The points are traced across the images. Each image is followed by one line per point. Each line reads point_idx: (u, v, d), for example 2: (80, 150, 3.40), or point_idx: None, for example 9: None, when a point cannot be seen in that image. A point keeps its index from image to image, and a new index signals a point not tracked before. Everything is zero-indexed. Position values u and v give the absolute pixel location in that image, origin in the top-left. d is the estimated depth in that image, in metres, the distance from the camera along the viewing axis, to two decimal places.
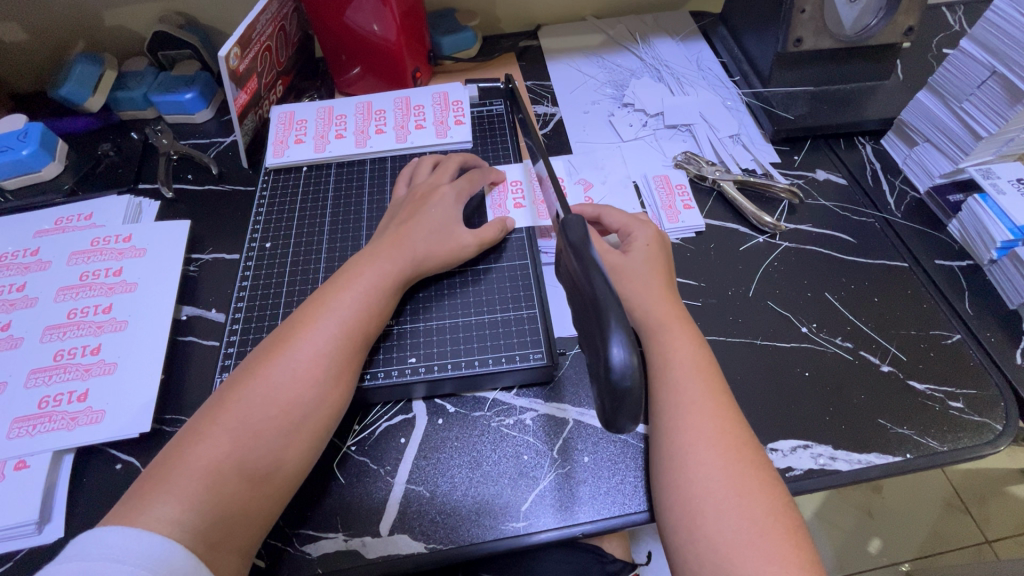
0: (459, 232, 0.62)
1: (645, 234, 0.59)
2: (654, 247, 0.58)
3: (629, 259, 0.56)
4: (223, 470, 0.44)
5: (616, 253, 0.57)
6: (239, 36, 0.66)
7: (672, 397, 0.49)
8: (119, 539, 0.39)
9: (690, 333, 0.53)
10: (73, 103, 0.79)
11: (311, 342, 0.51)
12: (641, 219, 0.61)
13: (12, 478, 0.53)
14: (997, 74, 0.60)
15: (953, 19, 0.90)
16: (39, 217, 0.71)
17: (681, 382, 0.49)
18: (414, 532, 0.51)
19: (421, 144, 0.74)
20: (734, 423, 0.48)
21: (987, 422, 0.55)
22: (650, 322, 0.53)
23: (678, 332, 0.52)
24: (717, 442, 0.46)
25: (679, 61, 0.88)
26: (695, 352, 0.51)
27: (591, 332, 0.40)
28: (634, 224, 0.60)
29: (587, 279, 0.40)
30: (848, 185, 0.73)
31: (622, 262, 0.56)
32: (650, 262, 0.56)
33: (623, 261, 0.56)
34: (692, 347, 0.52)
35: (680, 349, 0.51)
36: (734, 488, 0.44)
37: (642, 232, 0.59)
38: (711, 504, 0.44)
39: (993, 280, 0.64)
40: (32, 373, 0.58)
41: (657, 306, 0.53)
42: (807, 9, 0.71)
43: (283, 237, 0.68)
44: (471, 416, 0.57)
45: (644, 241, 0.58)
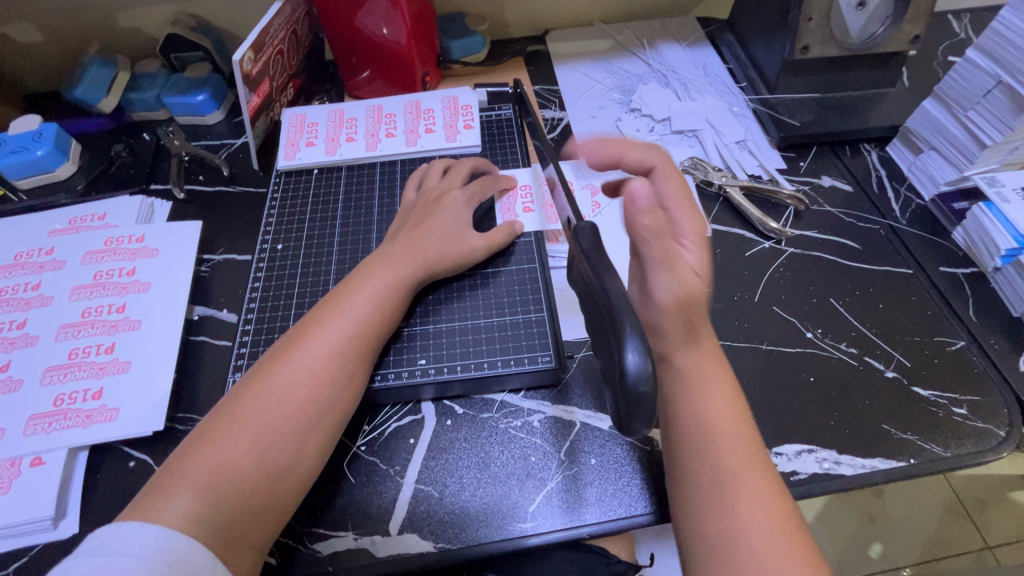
0: (468, 235, 0.62)
1: (693, 227, 0.52)
2: (703, 247, 0.52)
3: (682, 281, 0.50)
4: (240, 467, 0.45)
5: (667, 268, 0.51)
6: (252, 40, 0.67)
7: (704, 440, 0.46)
8: (138, 535, 0.40)
9: (724, 381, 0.50)
10: (87, 104, 0.80)
11: (324, 340, 0.52)
12: (695, 219, 0.52)
13: (28, 474, 0.53)
14: (1003, 83, 0.61)
15: (958, 26, 0.90)
16: (53, 216, 0.71)
17: (714, 430, 0.47)
18: (422, 532, 0.52)
19: (430, 147, 0.75)
20: (764, 459, 0.46)
21: (990, 428, 0.55)
22: (690, 371, 0.50)
23: (714, 378, 0.50)
24: (751, 480, 0.44)
25: (686, 67, 0.89)
26: (728, 399, 0.49)
27: (605, 338, 0.41)
28: (688, 228, 0.52)
29: (601, 284, 0.41)
30: (854, 191, 0.74)
31: (675, 288, 0.50)
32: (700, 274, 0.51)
33: (676, 283, 0.50)
34: (727, 394, 0.49)
35: (714, 399, 0.49)
36: (776, 526, 0.41)
37: (695, 242, 0.51)
38: (754, 546, 0.41)
39: (997, 287, 0.64)
40: (47, 371, 0.59)
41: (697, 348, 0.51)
42: (814, 16, 0.71)
43: (294, 238, 0.69)
44: (480, 417, 0.58)
45: (697, 252, 0.51)
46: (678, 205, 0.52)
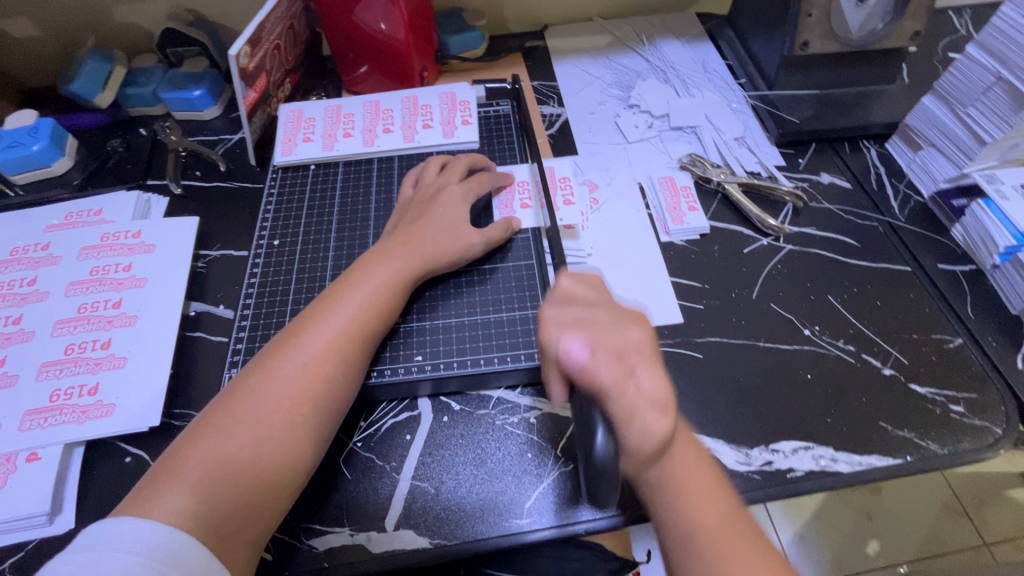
0: (466, 231, 0.62)
1: (646, 361, 0.45)
2: (657, 369, 0.45)
3: (651, 424, 0.43)
4: (236, 462, 0.45)
5: (629, 421, 0.42)
6: (249, 35, 0.66)
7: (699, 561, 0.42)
8: (133, 531, 0.40)
9: (706, 476, 0.46)
10: (83, 99, 0.79)
11: (321, 335, 0.51)
12: (640, 345, 0.46)
13: (24, 469, 0.53)
14: (1003, 80, 0.61)
15: (959, 23, 0.90)
16: (49, 212, 0.71)
17: (701, 546, 0.43)
18: (418, 528, 0.52)
19: (428, 143, 0.74)
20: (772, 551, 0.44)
21: (987, 425, 0.55)
22: (663, 483, 0.45)
23: (694, 482, 0.45)
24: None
25: (685, 64, 0.89)
26: (716, 503, 0.45)
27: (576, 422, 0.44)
28: (635, 355, 0.45)
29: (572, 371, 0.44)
30: (852, 188, 0.74)
31: (652, 435, 0.43)
32: (668, 407, 0.44)
33: (647, 434, 0.43)
34: (710, 490, 0.45)
35: (704, 512, 0.44)
36: None
37: (647, 368, 0.45)
38: None
39: (996, 284, 0.64)
40: (43, 367, 0.59)
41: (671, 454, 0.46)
42: (814, 12, 0.71)
43: (290, 234, 0.69)
44: (476, 413, 0.58)
45: (656, 379, 0.44)
46: (619, 333, 0.47)
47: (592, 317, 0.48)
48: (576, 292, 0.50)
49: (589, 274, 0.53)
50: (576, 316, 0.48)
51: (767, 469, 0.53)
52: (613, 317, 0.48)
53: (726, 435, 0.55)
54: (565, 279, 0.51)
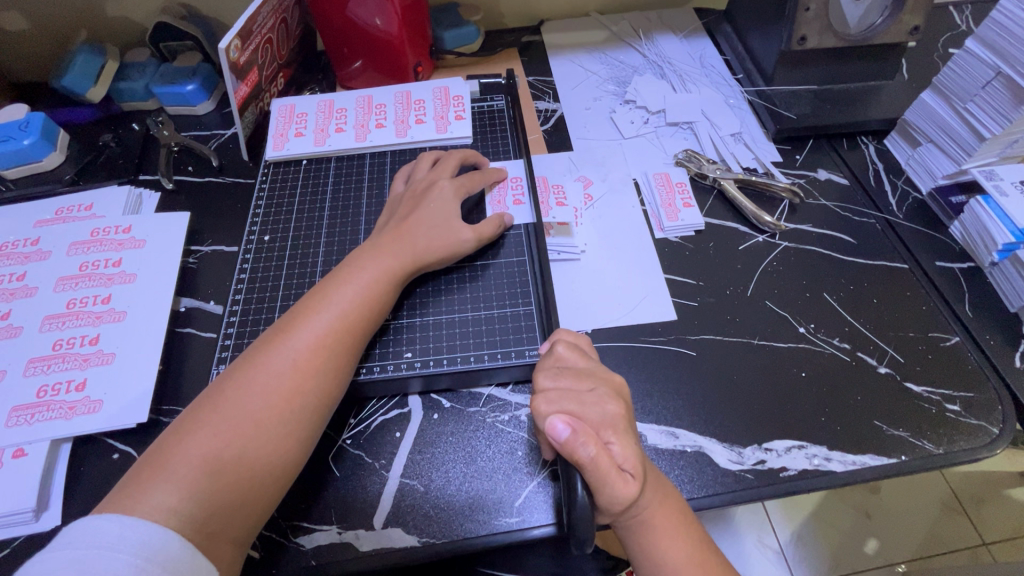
0: (458, 226, 0.61)
1: (621, 435, 0.47)
2: (630, 440, 0.47)
3: (619, 490, 0.44)
4: (223, 459, 0.45)
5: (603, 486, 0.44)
6: (239, 28, 0.66)
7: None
8: (115, 527, 0.39)
9: (680, 519, 0.47)
10: (75, 93, 0.79)
11: (310, 331, 0.51)
12: (615, 418, 0.47)
13: (10, 466, 0.53)
14: (1002, 75, 0.60)
15: (960, 18, 0.89)
16: (40, 206, 0.71)
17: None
18: (407, 526, 0.51)
19: (420, 138, 0.74)
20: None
21: (983, 425, 0.55)
22: (636, 527, 0.47)
23: (666, 526, 0.47)
24: None
25: (682, 59, 0.88)
26: (686, 544, 0.47)
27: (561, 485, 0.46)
28: (609, 429, 0.47)
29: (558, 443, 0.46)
30: (850, 185, 0.73)
31: (619, 501, 0.45)
32: (637, 475, 0.45)
33: (614, 499, 0.44)
34: (681, 532, 0.47)
35: (671, 549, 0.47)
36: None
37: (620, 439, 0.46)
38: None
39: (993, 282, 0.63)
40: (31, 362, 0.59)
41: (642, 503, 0.46)
42: (812, 7, 0.70)
43: (281, 230, 0.68)
44: (467, 411, 0.58)
45: (627, 450, 0.46)
46: (595, 407, 0.48)
47: (575, 389, 0.49)
48: (569, 360, 0.51)
49: (581, 341, 0.54)
50: (561, 388, 0.49)
51: (760, 467, 0.53)
52: (595, 388, 0.49)
53: (718, 433, 0.55)
54: (559, 346, 0.52)
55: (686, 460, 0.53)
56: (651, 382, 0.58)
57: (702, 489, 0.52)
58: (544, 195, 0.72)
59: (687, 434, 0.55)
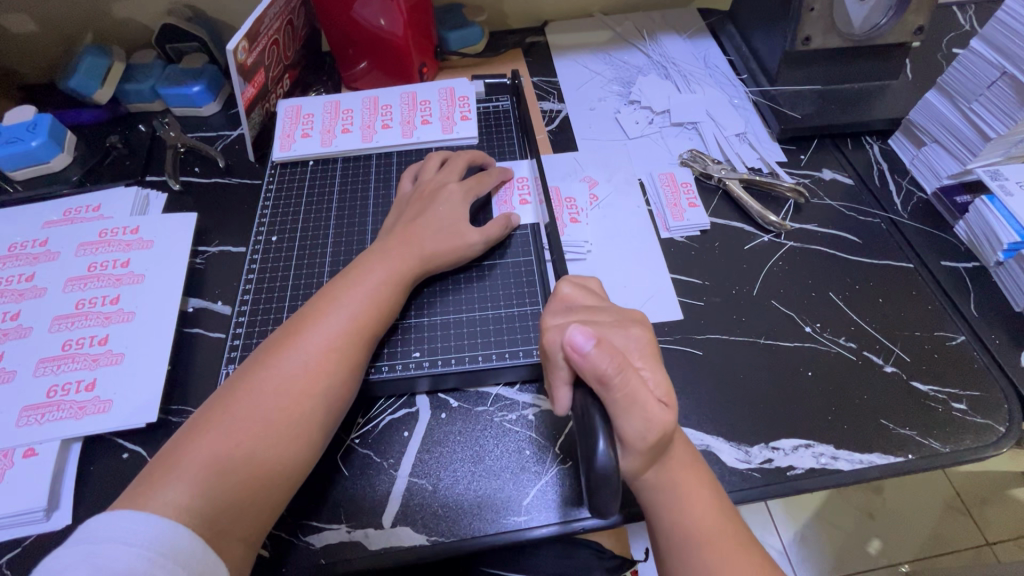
0: (466, 229, 0.62)
1: (647, 360, 0.47)
2: (657, 366, 0.47)
3: (655, 416, 0.44)
4: (236, 459, 0.45)
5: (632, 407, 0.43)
6: (247, 29, 0.66)
7: (691, 556, 0.44)
8: (127, 522, 0.39)
9: (701, 479, 0.48)
10: (82, 95, 0.79)
11: (321, 333, 0.51)
12: (640, 344, 0.48)
13: (21, 465, 0.53)
14: (1007, 75, 0.60)
15: (963, 18, 0.89)
16: (49, 208, 0.71)
17: (692, 543, 0.45)
18: (416, 525, 0.51)
19: (427, 139, 0.74)
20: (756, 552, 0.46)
21: (989, 423, 0.55)
22: (661, 486, 0.46)
23: (689, 484, 0.47)
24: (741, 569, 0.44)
25: (686, 59, 0.88)
26: (709, 502, 0.46)
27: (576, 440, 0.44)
28: (636, 353, 0.47)
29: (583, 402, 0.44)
30: (855, 184, 0.73)
31: (655, 426, 0.44)
32: (669, 402, 0.45)
33: (650, 421, 0.43)
34: (703, 498, 0.47)
35: (695, 506, 0.46)
36: None
37: (648, 364, 0.47)
38: None
39: (999, 283, 0.64)
40: (40, 363, 0.59)
41: (668, 455, 0.47)
42: (816, 7, 0.71)
43: (289, 229, 0.68)
44: (474, 410, 0.58)
45: (656, 376, 0.46)
46: (620, 333, 0.48)
47: (594, 319, 0.49)
48: (578, 299, 0.52)
49: (590, 282, 0.54)
50: (584, 317, 0.49)
51: (767, 466, 0.53)
52: (617, 319, 0.49)
53: (725, 432, 0.55)
54: (568, 286, 0.53)
55: None
56: None
57: None
58: (558, 209, 0.71)
59: (694, 434, 0.55)
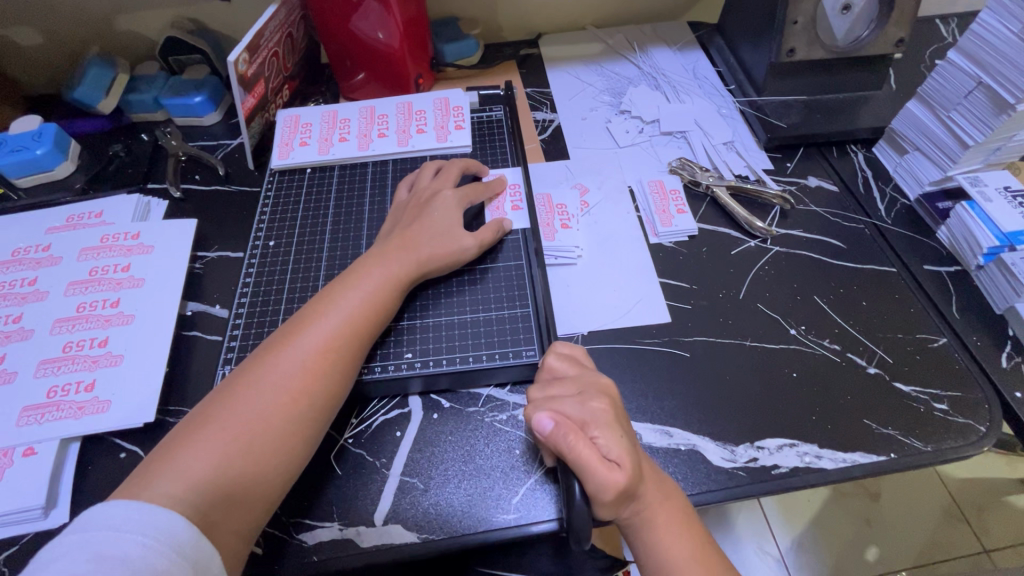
0: (459, 234, 0.63)
1: (606, 429, 0.48)
2: (616, 433, 0.48)
3: (606, 478, 0.45)
4: (231, 454, 0.46)
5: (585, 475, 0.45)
6: (247, 42, 0.68)
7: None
8: (121, 511, 0.40)
9: (677, 511, 0.48)
10: (87, 105, 0.81)
11: (317, 334, 0.53)
12: (599, 414, 0.49)
13: (21, 464, 0.54)
14: (983, 85, 0.62)
15: (946, 31, 0.91)
16: (52, 214, 0.73)
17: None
18: (407, 523, 0.52)
19: (421, 148, 0.76)
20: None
21: (971, 423, 0.56)
22: (642, 523, 0.48)
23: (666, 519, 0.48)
24: None
25: (675, 70, 0.90)
26: (689, 541, 0.48)
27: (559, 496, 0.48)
28: (594, 423, 0.48)
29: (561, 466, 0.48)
30: (840, 191, 0.75)
31: (608, 489, 0.45)
32: (624, 465, 0.46)
33: (605, 487, 0.45)
34: (679, 529, 0.48)
35: (667, 540, 0.47)
36: None
37: (605, 432, 0.48)
38: None
39: (980, 285, 0.65)
40: (41, 364, 0.60)
41: (644, 498, 0.47)
42: (799, 20, 0.73)
43: (286, 236, 0.70)
44: (466, 411, 0.59)
45: (611, 441, 0.47)
46: (579, 405, 0.50)
47: (559, 393, 0.51)
48: (559, 369, 0.54)
49: (577, 350, 0.56)
50: (549, 394, 0.52)
51: (752, 465, 0.54)
52: (580, 390, 0.51)
53: (711, 431, 0.56)
54: (552, 358, 0.55)
55: (680, 458, 0.55)
56: (645, 383, 0.59)
57: (697, 486, 0.53)
58: (549, 215, 0.73)
59: (681, 433, 0.56)
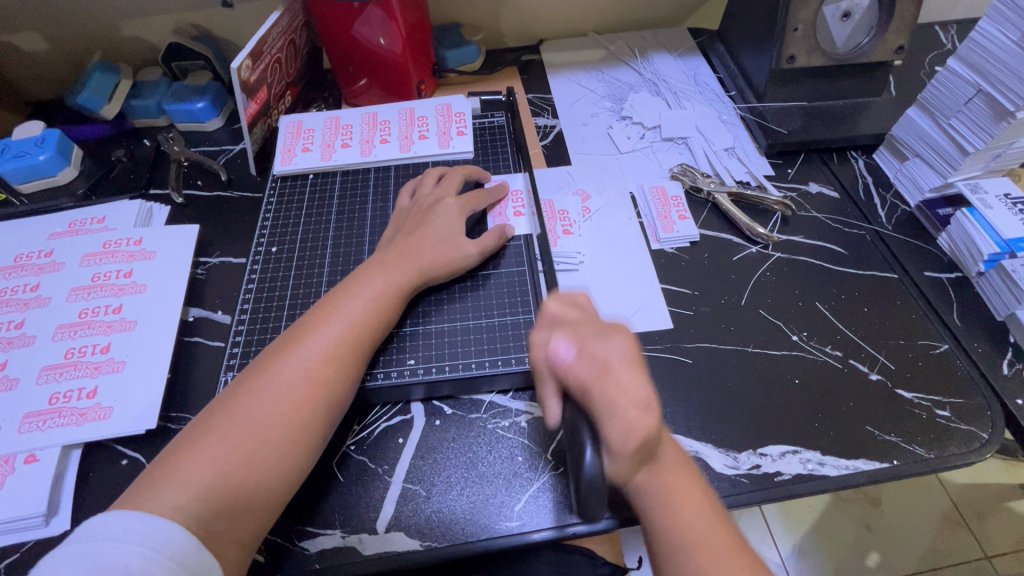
0: (461, 241, 0.64)
1: (630, 367, 0.46)
2: (641, 373, 0.47)
3: (633, 420, 0.44)
4: (233, 463, 0.46)
5: (611, 415, 0.44)
6: (250, 49, 0.69)
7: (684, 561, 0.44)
8: (122, 521, 0.41)
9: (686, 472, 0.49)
10: (90, 111, 0.82)
11: (320, 342, 0.53)
12: (623, 352, 0.47)
13: (22, 471, 0.54)
14: (983, 92, 0.62)
15: (946, 37, 0.92)
16: (54, 220, 0.73)
17: (685, 551, 0.45)
18: (409, 531, 0.52)
19: (424, 153, 0.76)
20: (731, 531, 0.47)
21: (973, 430, 0.56)
22: (651, 480, 0.47)
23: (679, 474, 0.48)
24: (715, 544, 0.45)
25: (676, 76, 0.91)
26: (697, 497, 0.48)
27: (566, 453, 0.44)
28: (619, 361, 0.47)
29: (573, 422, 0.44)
30: (841, 198, 0.75)
31: (635, 431, 0.44)
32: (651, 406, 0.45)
33: (630, 427, 0.43)
34: (690, 486, 0.48)
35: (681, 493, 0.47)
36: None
37: (631, 372, 0.46)
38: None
39: (981, 292, 0.65)
40: (43, 370, 0.60)
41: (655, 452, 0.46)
42: (800, 27, 0.73)
43: (288, 241, 0.70)
44: (468, 417, 0.59)
45: (638, 383, 0.46)
46: (603, 343, 0.48)
47: (576, 330, 0.50)
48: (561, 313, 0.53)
49: (579, 295, 0.55)
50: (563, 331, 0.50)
51: (755, 472, 0.54)
52: (599, 329, 0.50)
53: (714, 438, 0.56)
54: (551, 303, 0.54)
55: None
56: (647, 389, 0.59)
57: None
58: (551, 222, 0.73)
59: (684, 440, 0.56)
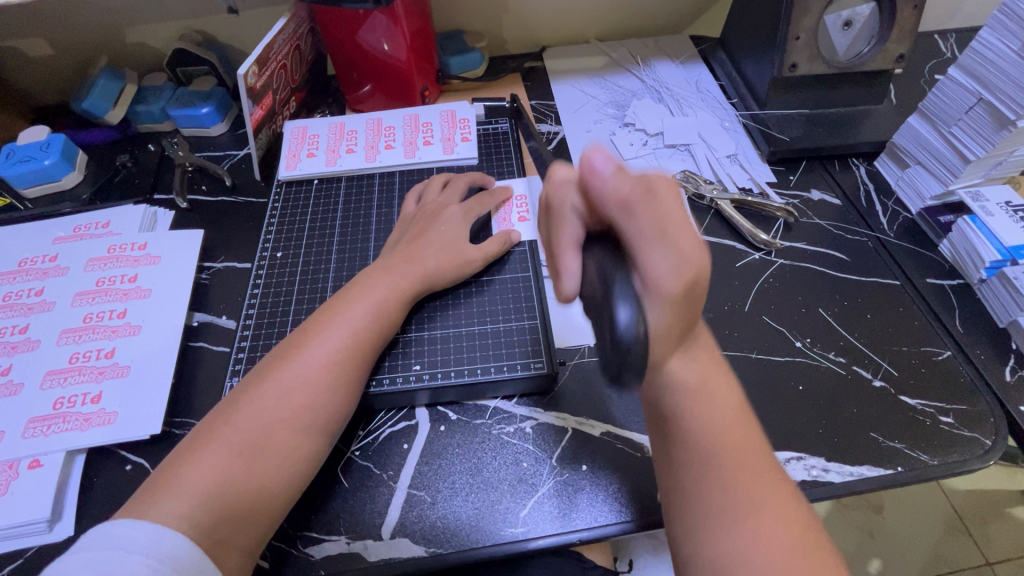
0: (466, 248, 0.64)
1: (672, 191, 0.41)
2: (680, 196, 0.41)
3: (682, 253, 0.40)
4: (237, 470, 0.46)
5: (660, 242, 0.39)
6: (257, 56, 0.69)
7: (710, 465, 0.43)
8: (127, 531, 0.40)
9: (717, 373, 0.47)
10: (93, 116, 0.81)
11: (323, 348, 0.53)
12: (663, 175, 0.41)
13: (26, 476, 0.54)
14: (983, 101, 0.63)
15: (945, 46, 0.93)
16: (59, 225, 0.73)
17: (712, 452, 0.43)
18: (414, 537, 0.52)
19: (428, 160, 0.77)
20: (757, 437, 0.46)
21: (977, 437, 0.56)
22: (678, 370, 0.45)
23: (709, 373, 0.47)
24: (739, 446, 0.44)
25: (678, 83, 0.91)
26: (724, 398, 0.46)
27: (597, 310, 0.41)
28: (661, 182, 0.41)
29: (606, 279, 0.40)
30: (842, 204, 0.75)
31: (684, 263, 0.39)
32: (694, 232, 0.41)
33: (681, 256, 0.39)
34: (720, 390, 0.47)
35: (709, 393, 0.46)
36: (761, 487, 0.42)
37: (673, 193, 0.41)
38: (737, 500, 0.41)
39: (983, 299, 0.65)
40: (48, 375, 0.60)
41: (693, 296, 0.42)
42: (801, 36, 0.74)
43: (294, 246, 0.70)
44: (473, 423, 0.59)
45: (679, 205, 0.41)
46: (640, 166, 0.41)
47: None
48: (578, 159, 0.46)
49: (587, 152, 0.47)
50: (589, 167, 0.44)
51: None
52: None
53: None
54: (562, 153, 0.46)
55: None
56: None
57: None
58: None
59: None
